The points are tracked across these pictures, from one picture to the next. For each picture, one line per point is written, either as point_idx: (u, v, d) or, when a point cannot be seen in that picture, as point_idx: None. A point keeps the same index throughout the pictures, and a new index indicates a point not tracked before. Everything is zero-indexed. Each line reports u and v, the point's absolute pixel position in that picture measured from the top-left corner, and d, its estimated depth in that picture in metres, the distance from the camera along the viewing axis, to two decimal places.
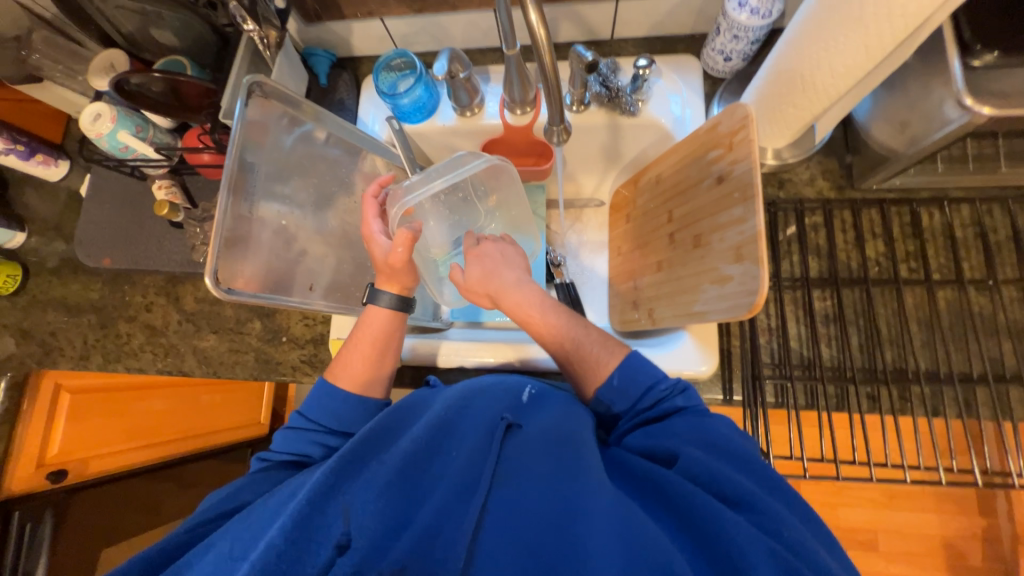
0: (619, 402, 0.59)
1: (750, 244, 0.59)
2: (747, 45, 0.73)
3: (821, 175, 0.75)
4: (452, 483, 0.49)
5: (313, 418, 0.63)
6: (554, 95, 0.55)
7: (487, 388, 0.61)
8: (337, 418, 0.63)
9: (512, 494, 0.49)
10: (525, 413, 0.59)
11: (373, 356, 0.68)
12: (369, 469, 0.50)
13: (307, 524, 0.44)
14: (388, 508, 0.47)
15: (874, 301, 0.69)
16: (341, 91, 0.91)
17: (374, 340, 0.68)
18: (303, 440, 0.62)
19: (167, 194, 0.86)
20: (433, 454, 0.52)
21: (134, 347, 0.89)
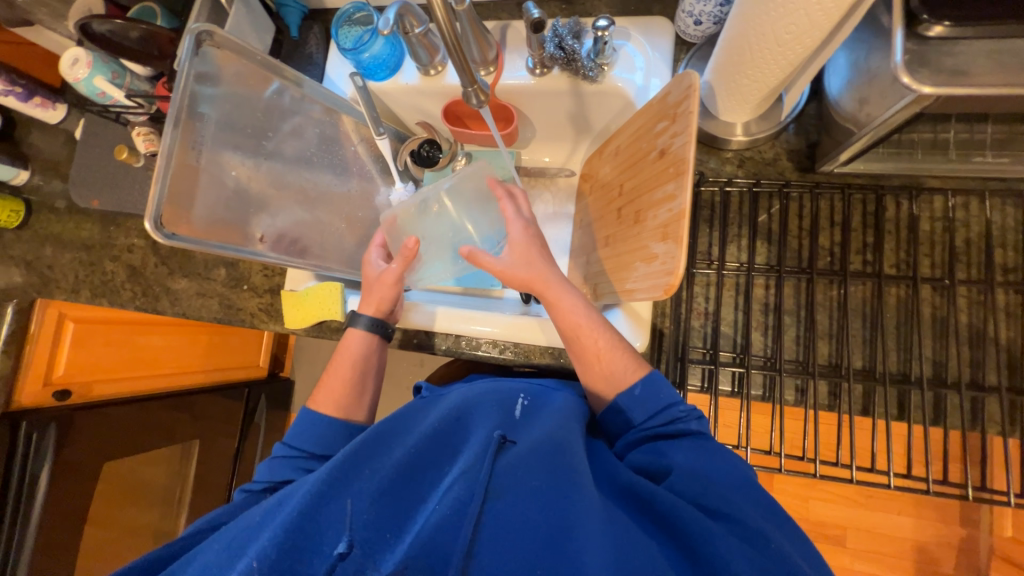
0: (636, 409, 0.61)
1: (675, 222, 0.57)
2: (717, 6, 0.67)
3: (786, 156, 0.70)
4: (449, 497, 0.53)
5: (295, 445, 0.69)
6: (459, 57, 0.53)
7: (481, 399, 0.65)
8: (317, 443, 0.68)
9: (508, 504, 0.52)
10: (518, 424, 0.62)
11: (351, 384, 0.73)
12: (359, 479, 0.56)
13: (303, 532, 0.51)
14: (377, 516, 0.53)
15: (819, 294, 0.66)
16: (311, 44, 0.91)
17: (354, 362, 0.74)
18: (280, 468, 0.68)
19: (145, 141, 0.91)
20: (424, 471, 0.58)
21: (117, 284, 0.96)
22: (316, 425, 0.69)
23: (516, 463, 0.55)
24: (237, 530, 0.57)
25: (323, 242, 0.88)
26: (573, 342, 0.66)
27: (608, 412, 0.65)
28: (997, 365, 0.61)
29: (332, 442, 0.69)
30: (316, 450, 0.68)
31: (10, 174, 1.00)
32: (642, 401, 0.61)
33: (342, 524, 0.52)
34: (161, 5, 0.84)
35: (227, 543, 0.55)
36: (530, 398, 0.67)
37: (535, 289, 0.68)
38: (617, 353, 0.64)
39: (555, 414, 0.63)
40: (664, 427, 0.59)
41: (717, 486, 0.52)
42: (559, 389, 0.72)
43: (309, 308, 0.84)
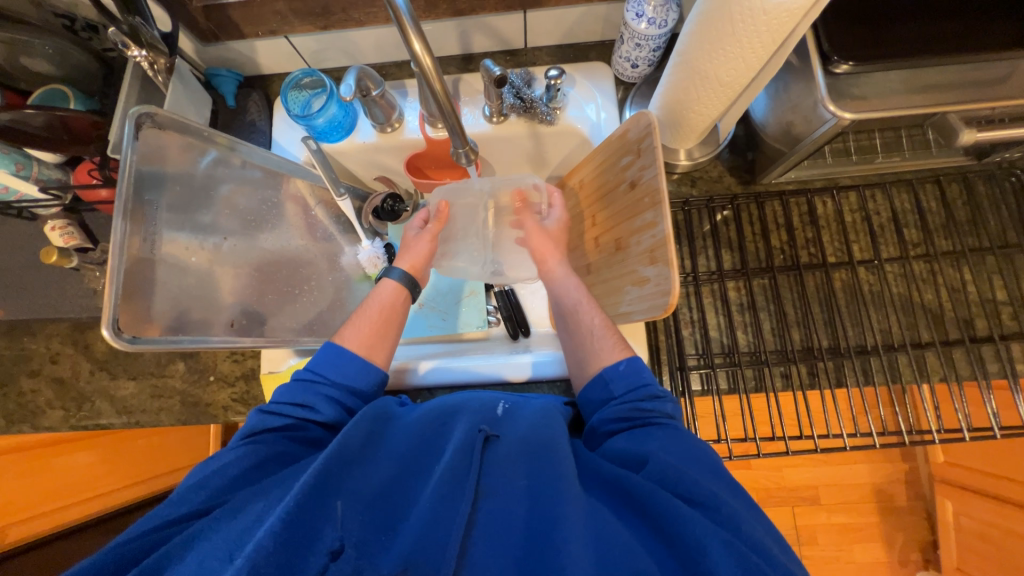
0: (615, 382, 0.61)
1: (662, 247, 0.62)
2: (650, 52, 0.76)
3: (728, 172, 0.80)
4: (440, 491, 0.50)
5: (321, 372, 0.62)
6: (453, 118, 0.57)
7: (466, 403, 0.64)
8: (342, 376, 0.63)
9: (498, 503, 0.50)
10: (504, 420, 0.60)
11: (382, 327, 0.69)
12: (350, 482, 0.50)
13: (295, 533, 0.44)
14: (372, 519, 0.48)
15: (779, 285, 0.75)
16: (252, 111, 0.87)
17: (387, 312, 0.70)
18: (298, 394, 0.61)
19: (62, 234, 0.80)
20: (415, 476, 0.54)
21: (40, 403, 0.81)
22: (342, 355, 0.64)
23: (503, 460, 0.53)
24: (227, 521, 0.49)
25: (291, 312, 0.83)
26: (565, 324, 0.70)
27: (589, 385, 0.63)
28: (926, 324, 0.73)
29: (356, 370, 0.64)
30: (335, 383, 0.62)
31: None
32: (625, 377, 0.61)
33: (334, 520, 0.46)
34: (73, 87, 0.76)
35: (211, 547, 0.46)
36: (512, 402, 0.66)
37: (543, 261, 0.76)
38: (600, 334, 0.66)
39: (536, 414, 0.60)
40: (641, 402, 0.58)
41: (699, 471, 0.51)
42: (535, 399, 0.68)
43: None
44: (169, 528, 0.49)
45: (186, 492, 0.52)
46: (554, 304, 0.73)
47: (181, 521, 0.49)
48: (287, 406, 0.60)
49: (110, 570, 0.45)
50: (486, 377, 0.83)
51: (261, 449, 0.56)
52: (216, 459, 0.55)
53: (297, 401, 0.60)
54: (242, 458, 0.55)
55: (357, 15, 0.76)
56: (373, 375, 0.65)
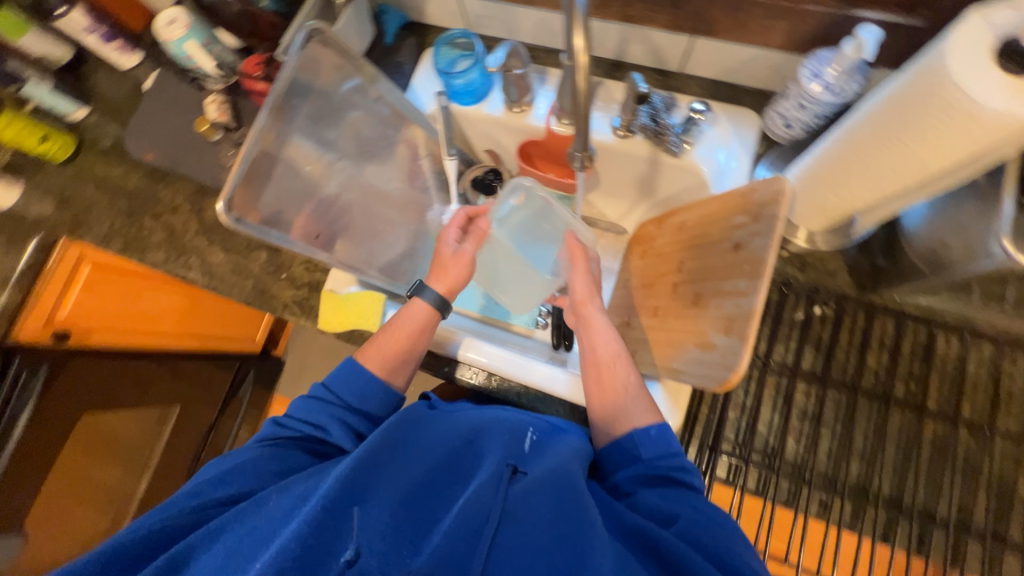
0: (646, 446, 0.61)
1: (742, 319, 0.58)
2: (812, 117, 0.70)
3: (847, 270, 0.71)
4: (461, 522, 0.52)
5: (335, 392, 0.67)
6: (584, 120, 0.56)
7: (493, 424, 0.65)
8: (356, 396, 0.67)
9: (522, 528, 0.51)
10: (532, 453, 0.60)
11: (399, 351, 0.71)
12: (376, 487, 0.55)
13: (320, 536, 0.49)
14: (393, 531, 0.51)
15: (857, 411, 0.66)
16: (402, 54, 0.92)
17: (409, 334, 0.73)
18: (310, 409, 0.66)
19: (217, 109, 0.90)
20: (440, 487, 0.57)
21: (151, 242, 0.94)
22: (352, 374, 0.68)
23: (529, 493, 0.54)
24: (263, 510, 0.56)
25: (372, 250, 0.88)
26: (597, 375, 0.69)
27: (617, 445, 0.64)
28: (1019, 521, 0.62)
29: (367, 391, 0.67)
30: (349, 400, 0.67)
31: (68, 109, 1.00)
32: (653, 443, 0.61)
33: (355, 530, 0.51)
34: None
35: (236, 541, 0.54)
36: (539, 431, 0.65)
37: (584, 310, 0.76)
38: (636, 399, 0.66)
39: (569, 449, 0.62)
40: (671, 471, 0.58)
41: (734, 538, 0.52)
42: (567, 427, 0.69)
43: (346, 315, 0.84)
44: (201, 512, 0.58)
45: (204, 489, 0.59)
46: (584, 348, 0.73)
47: (219, 506, 0.58)
48: (298, 420, 0.66)
49: (158, 542, 0.56)
50: (529, 376, 0.83)
51: (284, 461, 0.63)
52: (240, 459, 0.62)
53: (312, 416, 0.66)
54: (262, 464, 0.62)
55: None
56: (385, 396, 0.69)
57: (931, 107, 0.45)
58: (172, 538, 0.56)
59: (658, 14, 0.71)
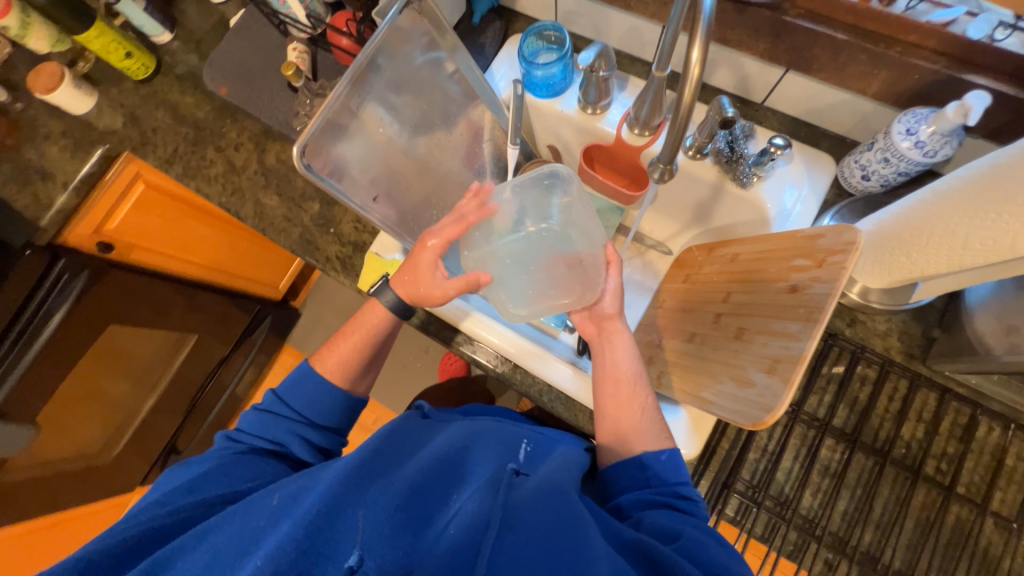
0: (657, 470, 0.63)
1: (789, 362, 0.57)
2: (894, 173, 0.67)
3: (897, 334, 0.70)
4: (460, 528, 0.52)
5: (291, 406, 0.72)
6: (676, 135, 0.55)
7: (487, 439, 0.67)
8: (310, 407, 0.72)
9: (522, 538, 0.50)
10: (526, 464, 0.64)
11: (359, 354, 0.77)
12: (375, 486, 0.54)
13: (316, 537, 0.48)
14: (388, 532, 0.51)
15: (881, 477, 0.65)
16: (487, 36, 0.92)
17: (370, 339, 0.77)
18: (266, 424, 0.72)
19: (297, 57, 0.91)
20: (437, 493, 0.57)
21: (211, 173, 0.96)
22: (308, 380, 0.74)
23: (525, 499, 0.55)
24: (263, 499, 0.55)
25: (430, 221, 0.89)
26: (611, 389, 0.71)
27: (622, 467, 0.65)
28: None
29: (321, 401, 0.73)
30: (302, 412, 0.72)
31: (155, 31, 1.03)
32: (664, 467, 0.62)
33: (354, 530, 0.50)
34: None
35: (224, 539, 0.52)
36: (531, 447, 0.69)
37: (606, 326, 0.76)
38: (645, 424, 0.68)
39: (561, 465, 0.64)
40: (679, 502, 0.60)
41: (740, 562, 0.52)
42: (558, 443, 0.74)
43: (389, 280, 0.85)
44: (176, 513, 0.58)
45: (173, 494, 0.61)
46: (604, 366, 0.73)
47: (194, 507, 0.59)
48: (257, 430, 0.71)
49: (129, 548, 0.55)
50: (549, 374, 0.83)
51: (257, 469, 0.66)
52: (209, 467, 0.65)
53: (270, 432, 0.71)
54: (235, 468, 0.65)
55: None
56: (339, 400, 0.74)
57: (1022, 176, 0.44)
58: (145, 544, 0.56)
59: (757, 41, 0.70)
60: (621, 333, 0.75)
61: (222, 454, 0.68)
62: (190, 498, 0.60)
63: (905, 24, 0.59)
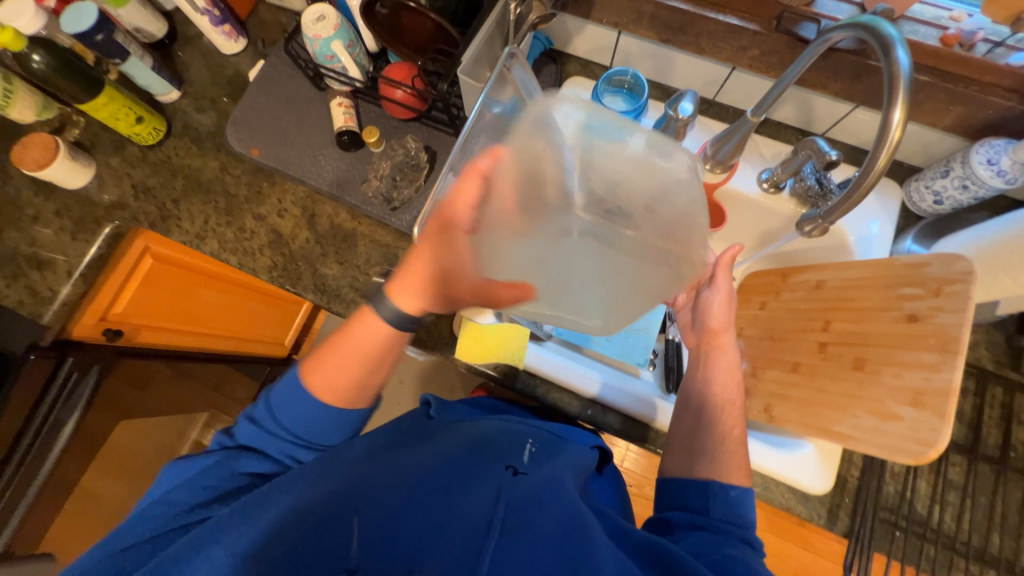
0: (717, 501, 0.61)
1: (937, 395, 0.59)
2: (968, 198, 0.73)
3: (984, 344, 0.75)
4: (462, 530, 0.53)
5: (285, 427, 0.64)
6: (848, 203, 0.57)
7: (494, 443, 0.70)
8: (304, 427, 0.64)
9: (522, 543, 0.52)
10: (529, 462, 0.67)
11: (350, 375, 0.65)
12: (369, 487, 0.57)
13: (320, 534, 0.51)
14: (387, 525, 0.53)
15: (1003, 484, 0.69)
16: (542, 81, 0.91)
17: (364, 356, 0.65)
18: (275, 432, 0.65)
19: (345, 113, 0.86)
20: (447, 491, 0.59)
21: (254, 246, 0.87)
22: (304, 399, 0.64)
23: (526, 491, 0.59)
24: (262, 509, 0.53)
25: None
26: (711, 412, 0.69)
27: (688, 484, 0.64)
28: None
29: (325, 429, 0.65)
30: (305, 433, 0.65)
31: (162, 90, 0.92)
32: (732, 505, 0.61)
33: (351, 533, 0.51)
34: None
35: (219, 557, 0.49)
36: (536, 446, 0.72)
37: (716, 339, 0.74)
38: (730, 448, 0.66)
39: (563, 463, 0.68)
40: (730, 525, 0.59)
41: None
42: (562, 441, 0.75)
43: (484, 347, 0.77)
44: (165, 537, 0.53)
45: (169, 494, 0.57)
46: (694, 385, 0.73)
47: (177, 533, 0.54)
48: (255, 432, 0.65)
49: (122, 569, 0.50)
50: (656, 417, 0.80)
51: (250, 477, 0.60)
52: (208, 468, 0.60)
53: (273, 437, 0.64)
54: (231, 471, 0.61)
55: (703, 43, 0.76)
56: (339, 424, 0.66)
57: None
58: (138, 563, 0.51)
59: (834, 82, 0.73)
60: (725, 353, 0.73)
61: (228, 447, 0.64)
62: (188, 498, 0.57)
63: (985, 66, 0.64)
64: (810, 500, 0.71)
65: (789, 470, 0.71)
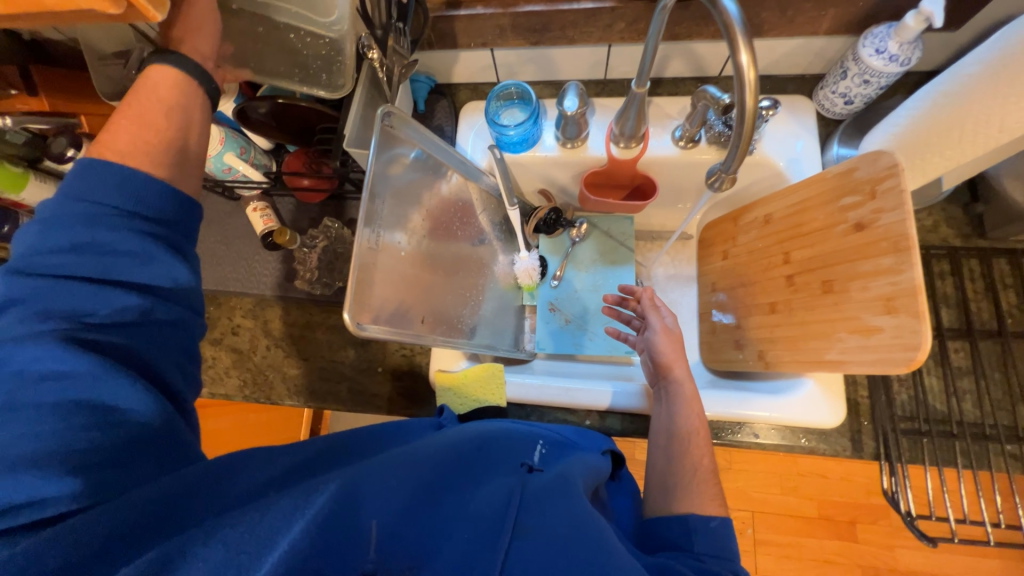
0: (698, 535, 0.56)
1: (906, 296, 0.57)
2: (874, 89, 0.72)
3: (945, 223, 0.74)
4: (469, 534, 0.45)
5: (95, 190, 0.47)
6: (745, 146, 0.54)
7: (504, 435, 0.61)
8: (129, 198, 0.48)
9: (535, 547, 0.44)
10: (541, 461, 0.58)
11: (155, 131, 0.52)
12: (382, 481, 0.47)
13: (332, 533, 0.42)
14: (409, 521, 0.45)
15: (1007, 353, 0.67)
16: (439, 116, 0.91)
17: (151, 104, 0.53)
18: (98, 225, 0.47)
19: (263, 216, 0.85)
20: (457, 488, 0.50)
21: (220, 371, 0.86)
22: (110, 166, 0.48)
23: (542, 491, 0.50)
24: (194, 524, 0.41)
25: (465, 312, 0.79)
26: (678, 444, 0.66)
27: (667, 520, 0.59)
28: None
29: (146, 206, 0.49)
30: (120, 204, 0.48)
31: None
32: (712, 535, 0.56)
33: (366, 536, 0.43)
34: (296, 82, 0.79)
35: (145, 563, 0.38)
36: (549, 446, 0.63)
37: (666, 366, 0.74)
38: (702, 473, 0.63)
39: (580, 463, 0.58)
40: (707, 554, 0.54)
41: None
42: (576, 444, 0.67)
43: (467, 393, 0.80)
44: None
45: (24, 416, 0.41)
46: (661, 420, 0.70)
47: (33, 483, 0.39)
48: (72, 253, 0.46)
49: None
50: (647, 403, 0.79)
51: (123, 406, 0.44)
52: (56, 362, 0.43)
53: (111, 243, 0.47)
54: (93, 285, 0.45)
55: (571, 34, 0.76)
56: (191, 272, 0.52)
57: None
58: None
59: (707, 26, 0.72)
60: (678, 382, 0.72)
61: (50, 344, 0.43)
62: (59, 436, 0.41)
63: None
64: (830, 435, 0.70)
65: (797, 414, 0.69)
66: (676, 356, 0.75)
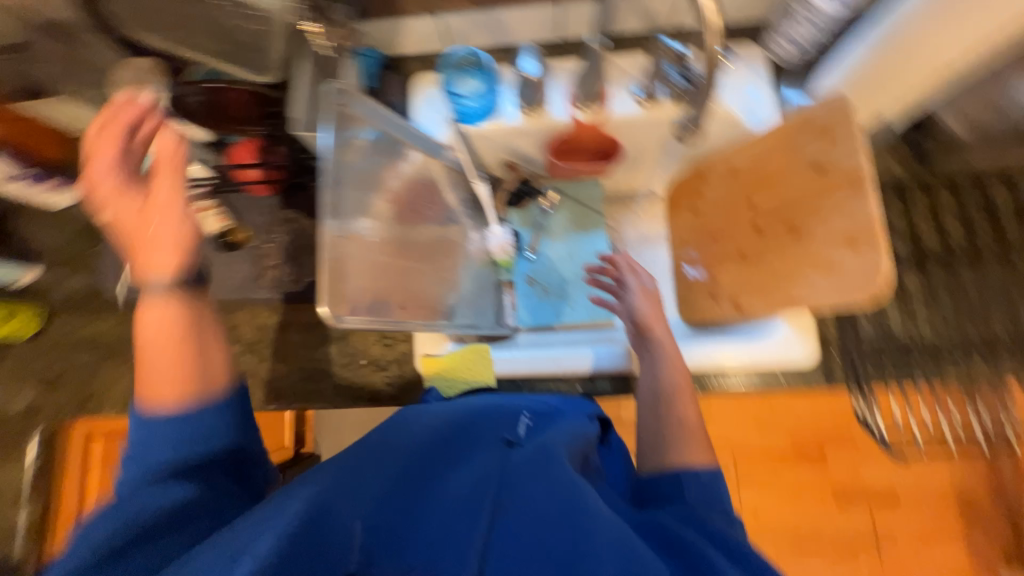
0: (693, 484, 0.57)
1: (866, 229, 0.60)
2: (817, 32, 0.73)
3: (892, 158, 0.78)
4: (448, 516, 0.45)
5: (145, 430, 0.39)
6: None
7: (485, 413, 0.61)
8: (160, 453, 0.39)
9: (514, 517, 0.44)
10: (526, 433, 0.58)
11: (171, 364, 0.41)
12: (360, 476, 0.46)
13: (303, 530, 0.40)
14: (388, 512, 0.44)
15: (951, 273, 0.73)
16: (392, 93, 0.86)
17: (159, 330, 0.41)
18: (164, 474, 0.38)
19: (214, 215, 0.79)
20: (439, 473, 0.50)
21: None
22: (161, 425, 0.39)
23: (523, 462, 0.50)
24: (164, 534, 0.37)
25: (444, 293, 0.77)
26: (668, 400, 0.68)
27: (661, 476, 0.60)
28: None
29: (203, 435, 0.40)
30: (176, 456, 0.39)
31: (14, 273, 0.87)
32: (705, 484, 0.58)
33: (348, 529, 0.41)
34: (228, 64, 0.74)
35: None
36: (534, 416, 0.64)
37: (647, 326, 0.76)
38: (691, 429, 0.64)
39: (569, 430, 0.58)
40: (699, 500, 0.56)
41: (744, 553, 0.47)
42: (563, 411, 0.66)
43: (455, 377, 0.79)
44: None
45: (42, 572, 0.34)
46: (646, 378, 0.72)
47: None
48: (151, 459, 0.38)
49: None
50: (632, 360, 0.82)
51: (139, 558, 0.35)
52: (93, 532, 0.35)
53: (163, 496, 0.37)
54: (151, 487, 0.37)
55: None
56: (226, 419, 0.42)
57: None
58: None
59: None
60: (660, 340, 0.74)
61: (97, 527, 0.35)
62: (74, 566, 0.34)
63: None
64: (804, 370, 0.74)
65: (773, 354, 0.73)
66: (657, 316, 0.77)
